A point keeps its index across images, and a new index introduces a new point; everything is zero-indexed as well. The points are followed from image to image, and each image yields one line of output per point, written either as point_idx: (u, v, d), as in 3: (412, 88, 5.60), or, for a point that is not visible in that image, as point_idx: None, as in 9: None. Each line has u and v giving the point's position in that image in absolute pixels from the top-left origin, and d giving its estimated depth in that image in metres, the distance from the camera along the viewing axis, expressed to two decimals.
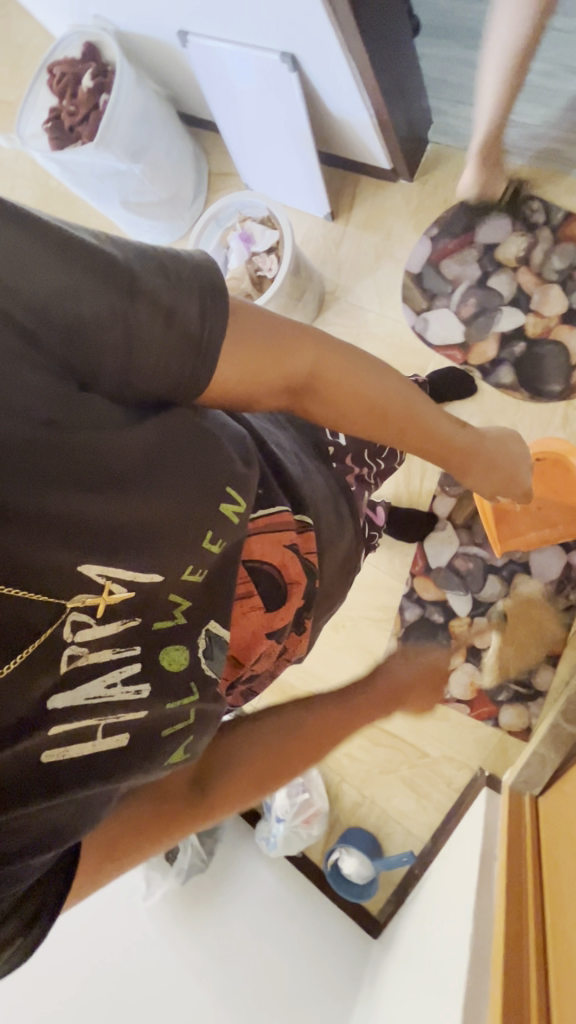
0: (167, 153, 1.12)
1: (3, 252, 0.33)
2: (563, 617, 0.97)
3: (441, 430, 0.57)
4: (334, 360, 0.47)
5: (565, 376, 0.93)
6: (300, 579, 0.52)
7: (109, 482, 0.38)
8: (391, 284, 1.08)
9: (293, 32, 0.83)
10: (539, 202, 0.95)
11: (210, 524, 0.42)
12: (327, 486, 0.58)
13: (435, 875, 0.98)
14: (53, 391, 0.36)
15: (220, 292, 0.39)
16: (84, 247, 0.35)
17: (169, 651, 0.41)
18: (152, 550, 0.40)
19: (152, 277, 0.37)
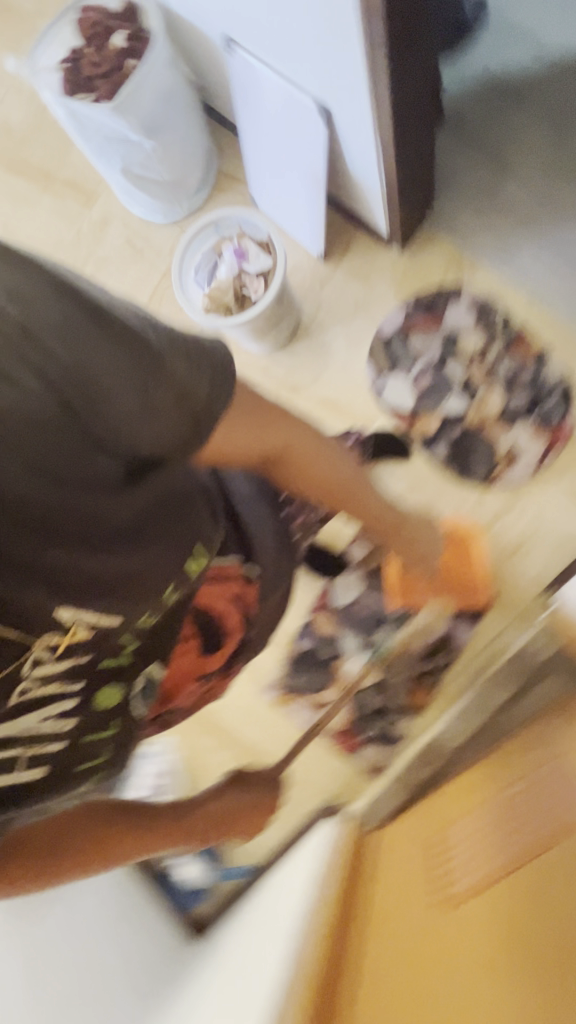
0: (182, 139, 1.11)
1: (55, 330, 0.35)
2: (435, 674, 1.08)
3: (370, 505, 0.69)
4: (306, 439, 0.56)
5: (487, 465, 1.05)
6: (233, 627, 0.69)
7: (98, 538, 0.44)
8: (361, 337, 1.15)
9: (334, 89, 0.87)
10: (501, 311, 1.06)
11: (167, 577, 0.51)
12: (272, 533, 0.69)
13: (265, 892, 1.03)
14: (74, 455, 0.39)
15: (229, 382, 0.45)
16: (125, 333, 0.38)
17: (106, 691, 0.54)
18: (119, 596, 0.47)
19: (176, 364, 0.41)
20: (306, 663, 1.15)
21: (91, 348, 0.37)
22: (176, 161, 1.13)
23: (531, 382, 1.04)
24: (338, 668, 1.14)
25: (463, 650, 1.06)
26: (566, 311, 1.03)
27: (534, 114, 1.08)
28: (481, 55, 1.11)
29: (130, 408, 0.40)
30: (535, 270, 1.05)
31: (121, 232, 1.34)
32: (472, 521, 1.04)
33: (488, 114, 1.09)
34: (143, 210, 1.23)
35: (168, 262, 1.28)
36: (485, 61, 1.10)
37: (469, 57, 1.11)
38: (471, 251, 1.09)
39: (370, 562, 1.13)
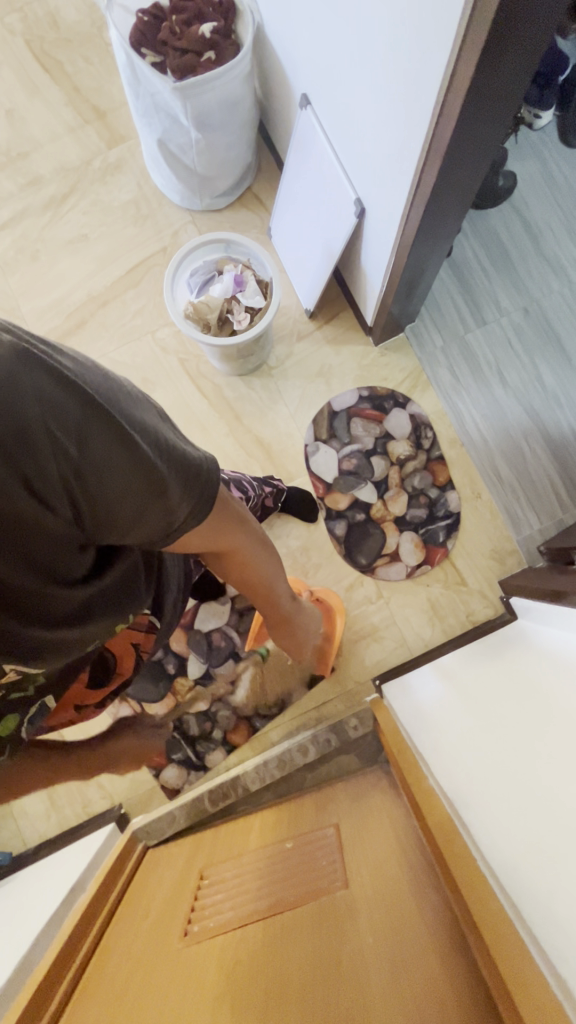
0: (227, 147, 1.12)
1: (88, 455, 0.38)
2: (257, 721, 1.16)
3: (275, 593, 0.76)
4: (249, 544, 0.62)
5: (371, 557, 1.17)
6: (124, 663, 0.78)
7: (55, 610, 0.47)
8: (314, 400, 1.23)
9: (375, 194, 0.94)
10: (431, 434, 1.21)
11: (95, 636, 0.55)
12: (177, 584, 0.78)
13: (16, 883, 1.01)
14: (63, 548, 0.43)
15: (213, 501, 0.49)
16: (145, 463, 0.41)
17: (5, 721, 0.55)
18: (53, 656, 0.50)
19: (177, 490, 0.44)
20: (146, 671, 1.17)
21: (108, 466, 0.39)
22: (213, 161, 1.13)
23: (431, 503, 1.18)
24: (175, 686, 1.17)
25: (290, 707, 1.15)
26: (477, 459, 1.19)
27: (516, 292, 1.25)
28: (497, 222, 1.27)
29: (121, 515, 0.43)
30: (468, 415, 1.21)
31: (132, 189, 1.29)
32: (341, 599, 1.15)
33: (484, 273, 1.25)
34: (163, 183, 1.22)
35: (167, 243, 1.27)
36: (498, 229, 1.27)
37: (488, 219, 1.27)
38: (428, 374, 1.23)
39: (243, 600, 1.19)
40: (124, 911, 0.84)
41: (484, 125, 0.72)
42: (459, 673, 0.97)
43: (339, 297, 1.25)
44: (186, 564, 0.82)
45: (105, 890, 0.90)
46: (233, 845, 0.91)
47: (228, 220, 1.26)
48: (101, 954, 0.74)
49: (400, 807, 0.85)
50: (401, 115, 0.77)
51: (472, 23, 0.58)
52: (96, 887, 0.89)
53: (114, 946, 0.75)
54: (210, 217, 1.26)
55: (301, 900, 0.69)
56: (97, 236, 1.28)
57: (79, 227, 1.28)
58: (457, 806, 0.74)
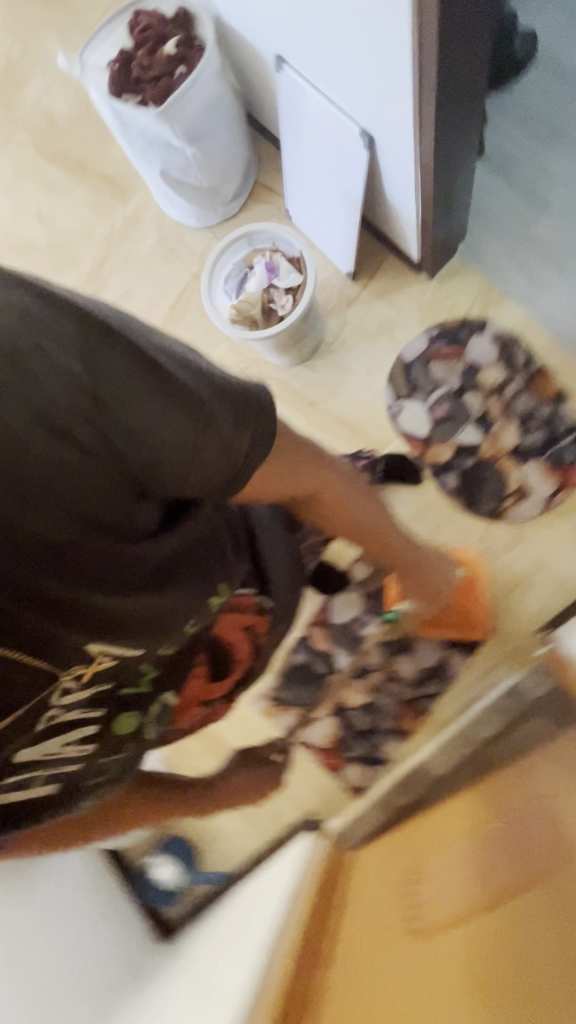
0: (223, 149, 1.11)
1: (111, 392, 0.38)
2: (424, 703, 1.09)
3: (385, 540, 0.70)
4: (332, 483, 0.57)
5: (496, 501, 1.06)
6: (240, 656, 0.77)
7: (127, 578, 0.47)
8: (383, 360, 1.15)
9: (380, 117, 0.86)
10: (524, 348, 1.07)
11: (190, 610, 0.57)
12: (283, 562, 0.78)
13: (238, 898, 1.05)
14: (118, 506, 0.42)
15: (271, 431, 0.46)
16: (178, 393, 0.40)
17: (122, 718, 0.58)
18: (141, 629, 0.52)
19: (223, 422, 0.42)
20: (298, 676, 1.16)
21: (133, 396, 0.38)
22: (215, 169, 1.13)
23: (547, 421, 1.04)
24: (330, 685, 1.15)
25: (455, 679, 1.07)
26: None
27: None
28: (527, 89, 1.11)
29: (165, 455, 0.41)
30: (562, 313, 1.05)
31: (154, 231, 1.35)
32: (476, 554, 1.05)
33: (530, 151, 1.09)
34: (178, 212, 1.25)
35: (198, 266, 1.30)
36: (534, 98, 1.10)
37: (516, 92, 1.11)
38: (500, 285, 1.09)
39: (371, 582, 1.14)
40: (340, 914, 0.84)
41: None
42: None
43: (377, 247, 1.17)
44: (294, 539, 0.82)
45: (332, 897, 0.89)
46: (438, 829, 0.86)
47: (245, 219, 1.25)
48: (332, 971, 0.74)
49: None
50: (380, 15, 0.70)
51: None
52: (307, 891, 0.90)
53: (341, 959, 0.74)
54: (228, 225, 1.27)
55: (514, 877, 0.62)
56: (137, 287, 1.35)
57: (119, 285, 1.37)
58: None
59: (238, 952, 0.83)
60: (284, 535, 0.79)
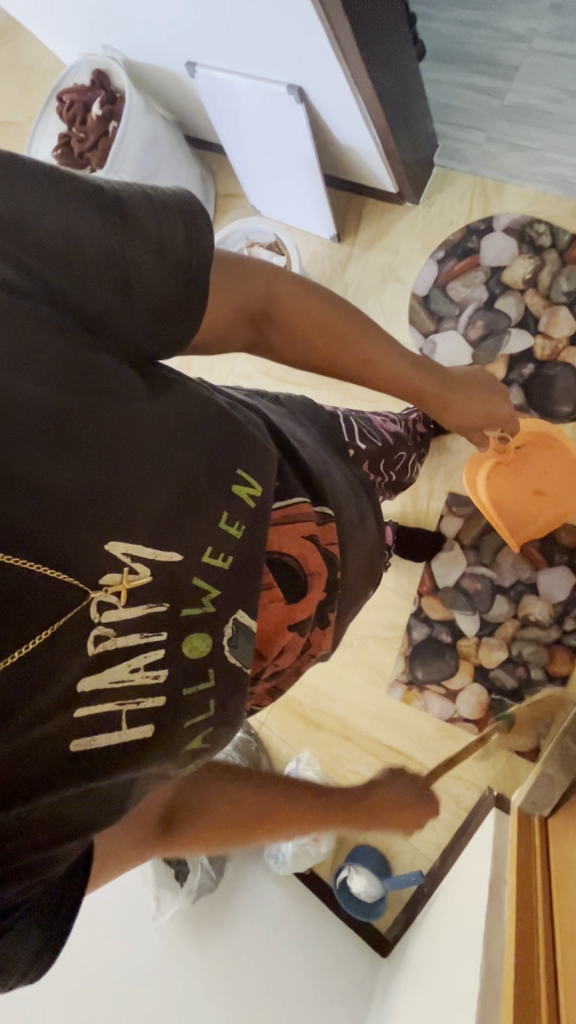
0: (176, 177, 1.13)
1: (20, 212, 0.39)
2: (572, 640, 0.97)
3: (409, 373, 0.67)
4: (285, 284, 0.56)
5: (574, 399, 0.94)
6: (319, 574, 0.61)
7: (129, 444, 0.43)
8: (397, 305, 1.09)
9: (301, 66, 0.82)
10: (545, 225, 0.95)
11: (225, 507, 0.47)
12: (346, 482, 0.69)
13: (444, 898, 0.99)
14: (78, 349, 0.42)
15: (198, 218, 0.47)
16: (84, 194, 0.42)
17: (192, 639, 0.45)
18: (176, 522, 0.44)
19: (140, 213, 0.44)
20: (426, 652, 1.10)
21: (51, 225, 0.40)
22: None
23: None
24: (463, 652, 1.06)
25: None
26: None
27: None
28: None
29: (108, 277, 0.43)
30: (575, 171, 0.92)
31: None
32: None
33: (474, 22, 0.98)
34: None
35: None
36: None
37: None
38: (494, 175, 0.99)
39: (468, 532, 1.05)
40: (558, 890, 0.76)
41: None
42: None
43: (351, 197, 1.12)
44: (354, 468, 0.74)
45: (532, 902, 0.78)
46: None
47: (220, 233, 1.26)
48: (564, 952, 0.67)
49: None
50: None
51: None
52: (514, 879, 0.83)
53: (570, 937, 0.68)
54: None
55: None
56: None
57: None
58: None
59: (466, 965, 0.79)
60: (338, 458, 0.72)
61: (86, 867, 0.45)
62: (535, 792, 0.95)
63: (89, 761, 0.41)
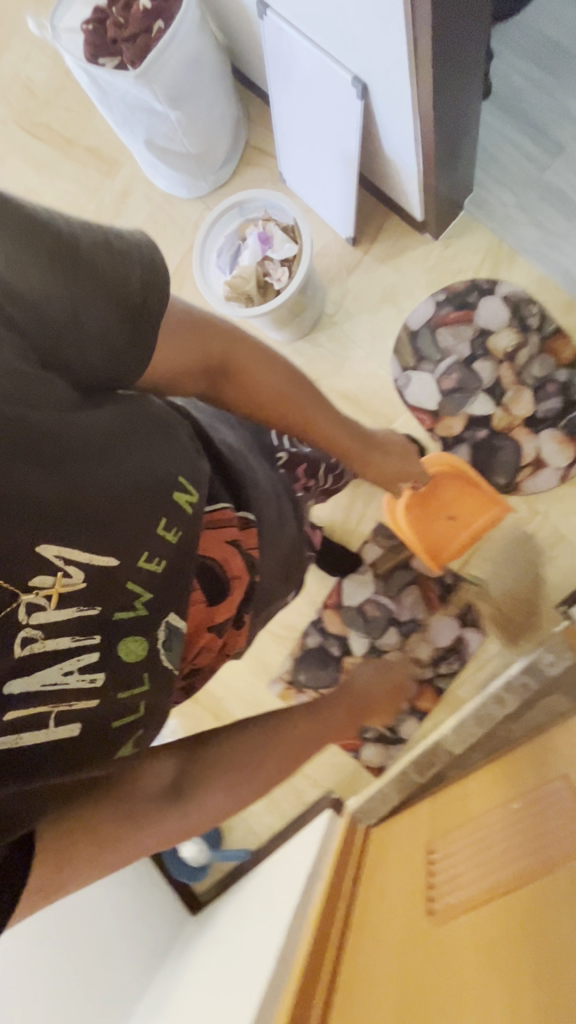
0: (208, 111, 1.05)
1: None
2: (440, 682, 1.08)
3: (329, 430, 0.70)
4: (240, 348, 0.58)
5: (510, 475, 1.02)
6: (241, 578, 0.60)
7: (61, 461, 0.43)
8: (387, 330, 1.10)
9: (371, 65, 0.79)
10: (537, 309, 1.01)
11: (164, 511, 0.48)
12: (271, 484, 0.69)
13: (262, 875, 1.08)
14: (19, 368, 0.41)
15: (159, 261, 0.46)
16: (38, 226, 0.41)
17: (127, 642, 0.45)
18: (110, 533, 0.44)
19: (95, 251, 0.43)
20: (312, 659, 1.15)
21: (3, 254, 0.39)
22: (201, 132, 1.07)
23: (563, 387, 0.99)
24: (345, 668, 1.13)
25: (472, 657, 1.06)
26: None
27: None
28: (536, 19, 1.01)
29: (56, 308, 0.42)
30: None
31: (142, 200, 1.28)
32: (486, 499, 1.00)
33: (541, 91, 1.01)
34: (167, 185, 1.20)
35: (190, 238, 1.24)
36: (542, 29, 1.01)
37: (522, 25, 1.02)
38: (510, 242, 1.03)
39: (382, 563, 1.11)
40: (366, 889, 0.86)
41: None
42: None
43: (377, 204, 1.10)
44: (282, 476, 0.75)
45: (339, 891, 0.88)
46: (454, 807, 0.86)
47: (237, 187, 1.19)
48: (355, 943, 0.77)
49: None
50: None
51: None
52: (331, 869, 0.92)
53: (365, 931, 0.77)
54: (219, 194, 1.21)
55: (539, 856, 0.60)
56: None
57: None
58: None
59: (266, 923, 0.87)
60: (266, 462, 0.72)
61: (28, 861, 0.40)
62: (368, 802, 1.06)
63: (14, 765, 0.40)
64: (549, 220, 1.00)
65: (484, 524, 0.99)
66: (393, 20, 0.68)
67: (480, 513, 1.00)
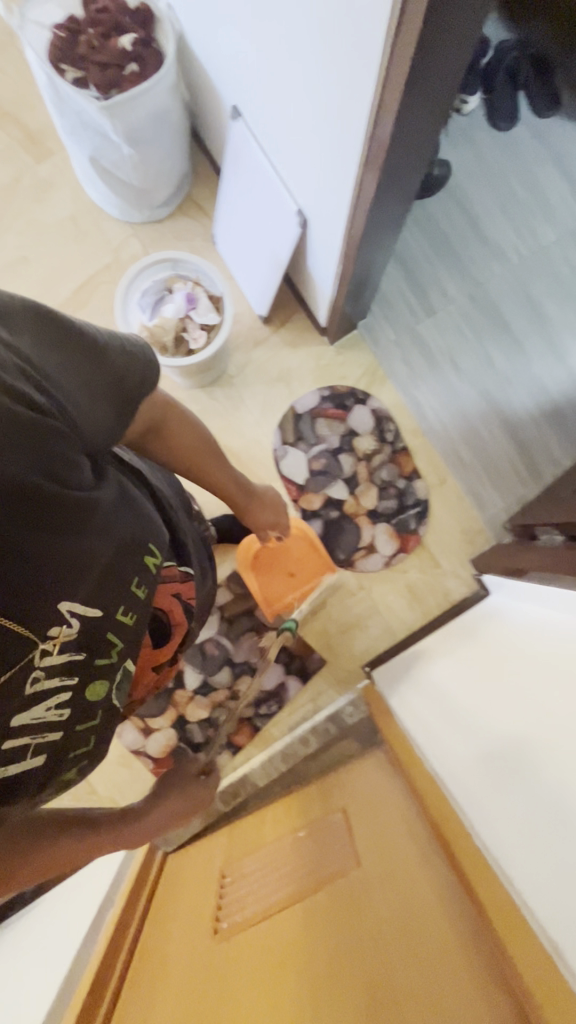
0: (161, 159, 1.11)
1: (38, 342, 0.47)
2: (257, 720, 1.21)
3: (230, 480, 0.83)
4: (176, 413, 0.67)
5: (348, 553, 1.23)
6: (178, 623, 0.81)
7: (80, 530, 0.52)
8: (276, 405, 1.25)
9: (313, 206, 0.95)
10: (393, 427, 1.25)
11: (138, 573, 0.61)
12: (193, 537, 0.84)
13: (46, 906, 1.06)
14: (62, 454, 0.49)
15: (154, 362, 0.59)
16: (80, 338, 0.51)
17: (94, 684, 0.56)
18: (101, 591, 0.55)
19: (116, 354, 0.54)
20: None
21: (55, 360, 0.49)
22: (149, 174, 1.12)
23: (400, 494, 1.24)
24: (175, 701, 1.20)
25: (288, 703, 1.21)
26: (440, 445, 1.25)
27: (461, 277, 1.28)
28: (435, 210, 1.30)
29: (89, 398, 0.52)
30: (426, 406, 1.26)
31: (69, 204, 1.26)
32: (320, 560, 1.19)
33: (429, 263, 1.28)
34: (100, 197, 1.21)
35: (111, 259, 1.25)
36: (438, 217, 1.29)
37: (426, 210, 1.30)
38: (385, 368, 1.27)
39: (230, 609, 1.22)
40: (158, 912, 0.93)
41: (408, 156, 0.76)
42: (440, 650, 1.04)
43: (290, 298, 1.27)
44: (195, 525, 0.90)
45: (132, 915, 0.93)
46: (246, 839, 0.98)
47: (170, 231, 1.25)
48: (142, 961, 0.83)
49: (397, 778, 0.89)
50: (328, 146, 0.81)
51: (394, 56, 0.59)
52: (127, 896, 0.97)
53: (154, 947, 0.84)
54: (150, 229, 1.25)
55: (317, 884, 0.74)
56: (38, 257, 1.26)
57: (18, 249, 1.26)
58: (501, 750, 0.72)
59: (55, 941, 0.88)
60: (186, 514, 0.86)
61: None
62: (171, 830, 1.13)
63: None
64: (414, 361, 1.27)
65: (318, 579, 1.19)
66: (342, 188, 0.85)
67: (315, 571, 1.19)
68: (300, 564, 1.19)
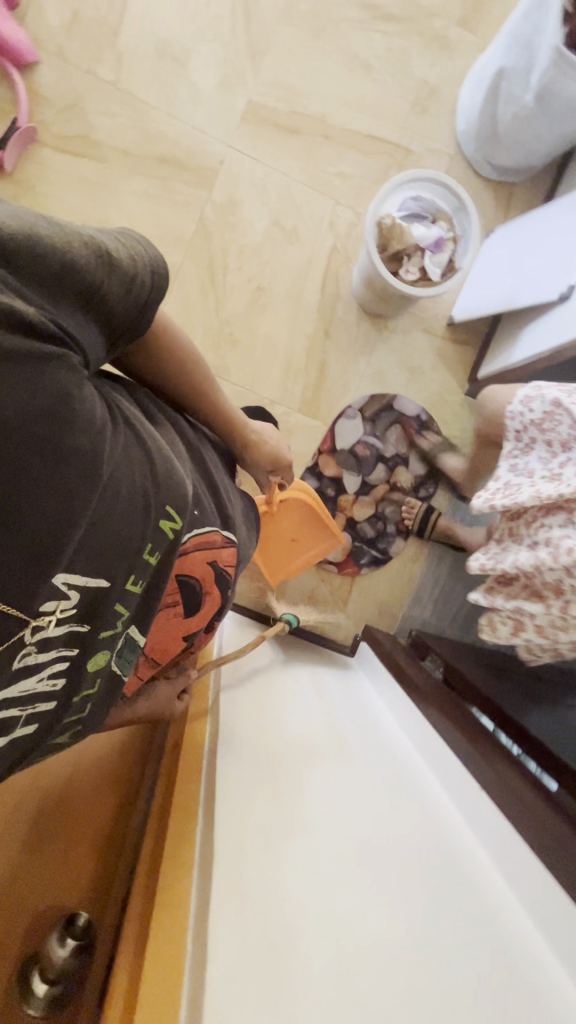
0: (534, 137, 1.08)
1: (44, 244, 0.37)
2: None
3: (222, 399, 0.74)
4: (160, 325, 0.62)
5: None
6: (213, 592, 0.68)
7: (92, 488, 0.39)
8: (386, 382, 1.26)
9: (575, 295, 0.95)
10: (431, 490, 1.27)
11: (149, 536, 0.47)
12: (238, 506, 0.77)
13: None
14: (71, 389, 0.37)
15: (161, 260, 0.50)
16: (77, 233, 0.41)
17: (95, 656, 0.48)
18: (103, 561, 0.43)
19: (121, 252, 0.45)
20: None
21: (67, 261, 0.39)
22: (515, 134, 1.08)
23: (381, 532, 1.27)
24: None
25: None
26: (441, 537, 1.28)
27: None
28: None
29: (101, 310, 0.43)
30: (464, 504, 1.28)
31: (441, 77, 1.21)
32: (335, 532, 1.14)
33: None
34: (464, 105, 1.16)
35: (417, 151, 1.22)
36: None
37: None
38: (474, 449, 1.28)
39: None
40: None
41: None
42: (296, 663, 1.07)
43: (480, 333, 1.28)
44: (240, 493, 0.82)
45: None
46: None
47: (472, 189, 1.23)
48: None
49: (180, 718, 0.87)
50: None
51: None
52: None
53: None
54: (464, 169, 1.23)
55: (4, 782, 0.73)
56: (376, 78, 1.20)
57: (372, 54, 1.20)
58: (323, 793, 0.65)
59: None
60: (228, 481, 0.77)
61: None
62: None
63: None
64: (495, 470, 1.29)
65: (324, 548, 1.16)
66: None
67: (320, 542, 1.16)
68: (306, 530, 1.15)
